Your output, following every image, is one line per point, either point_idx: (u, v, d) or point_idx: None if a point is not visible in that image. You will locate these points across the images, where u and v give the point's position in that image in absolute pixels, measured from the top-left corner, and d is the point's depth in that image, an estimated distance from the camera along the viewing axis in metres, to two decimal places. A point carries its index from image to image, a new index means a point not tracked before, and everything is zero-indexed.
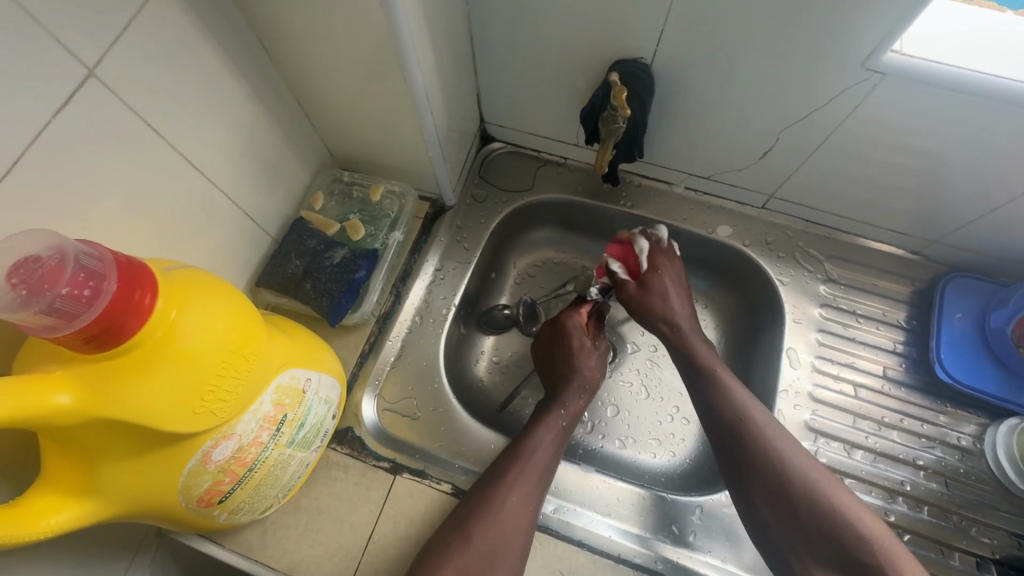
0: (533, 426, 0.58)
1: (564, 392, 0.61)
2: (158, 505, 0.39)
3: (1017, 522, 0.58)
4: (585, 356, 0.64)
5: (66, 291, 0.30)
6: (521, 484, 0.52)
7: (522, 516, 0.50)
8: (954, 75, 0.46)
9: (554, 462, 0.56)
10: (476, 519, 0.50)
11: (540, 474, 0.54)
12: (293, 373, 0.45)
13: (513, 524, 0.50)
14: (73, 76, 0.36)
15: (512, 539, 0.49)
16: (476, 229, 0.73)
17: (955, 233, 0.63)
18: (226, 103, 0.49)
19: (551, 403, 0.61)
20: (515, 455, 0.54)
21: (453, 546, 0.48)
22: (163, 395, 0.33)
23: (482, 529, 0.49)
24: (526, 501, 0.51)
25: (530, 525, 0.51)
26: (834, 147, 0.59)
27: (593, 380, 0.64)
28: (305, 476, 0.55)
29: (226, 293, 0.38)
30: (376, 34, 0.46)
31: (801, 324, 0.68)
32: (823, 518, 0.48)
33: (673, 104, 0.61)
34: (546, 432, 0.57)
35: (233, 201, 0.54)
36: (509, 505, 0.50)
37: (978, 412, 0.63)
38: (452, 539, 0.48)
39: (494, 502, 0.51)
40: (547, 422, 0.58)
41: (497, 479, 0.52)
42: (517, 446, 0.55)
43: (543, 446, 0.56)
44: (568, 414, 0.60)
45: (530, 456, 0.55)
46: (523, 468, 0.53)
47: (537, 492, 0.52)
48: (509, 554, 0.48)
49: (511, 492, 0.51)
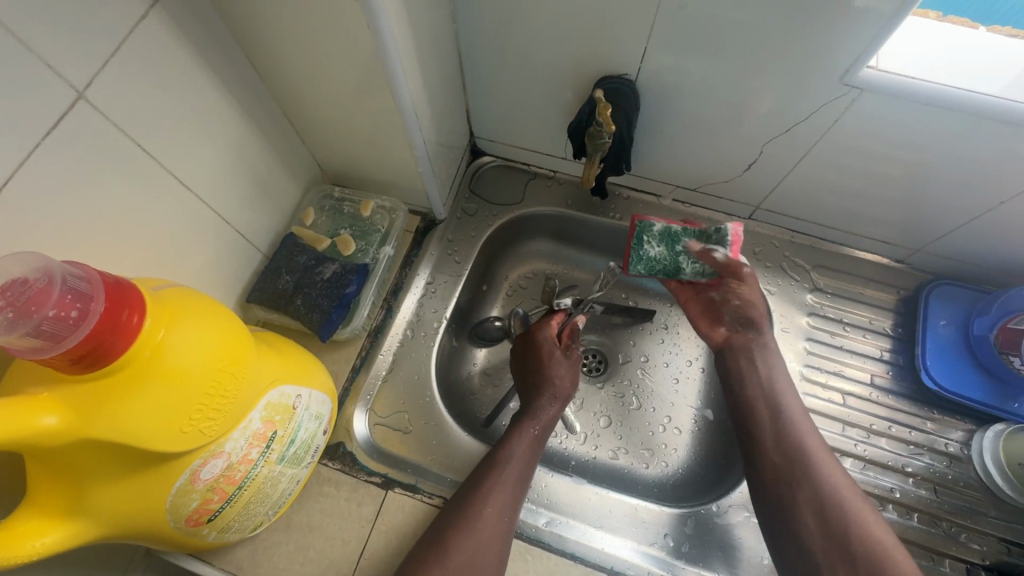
0: (509, 435, 0.58)
1: (536, 401, 0.61)
2: (145, 525, 0.39)
3: (1007, 528, 0.58)
4: (556, 364, 0.64)
5: (53, 313, 0.30)
6: (498, 494, 0.52)
7: (498, 528, 0.50)
8: (929, 89, 0.47)
9: (529, 473, 0.56)
10: (453, 532, 0.49)
11: (515, 484, 0.54)
12: (283, 389, 0.45)
13: (490, 536, 0.50)
14: (62, 99, 0.36)
15: (488, 552, 0.49)
16: (467, 242, 0.74)
17: (938, 242, 0.65)
18: (216, 121, 0.50)
19: (525, 413, 0.61)
20: (490, 465, 0.54)
21: (432, 558, 0.47)
22: (151, 414, 0.33)
23: (458, 541, 0.48)
24: (502, 511, 0.51)
25: (506, 536, 0.51)
26: (817, 158, 0.60)
27: (566, 387, 0.64)
28: (296, 493, 0.55)
29: (215, 311, 0.38)
30: (366, 54, 0.47)
31: (790, 333, 0.69)
32: (860, 539, 0.48)
33: (660, 118, 0.62)
34: (520, 441, 0.57)
35: (223, 218, 0.54)
36: (485, 517, 0.50)
37: (965, 418, 0.63)
38: (430, 552, 0.48)
39: (470, 512, 0.50)
40: (522, 432, 0.58)
41: (473, 491, 0.52)
42: (492, 459, 0.55)
43: (518, 456, 0.56)
44: (542, 422, 0.60)
45: (506, 465, 0.54)
46: (499, 479, 0.53)
47: (513, 504, 0.52)
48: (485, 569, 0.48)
49: (487, 502, 0.51)
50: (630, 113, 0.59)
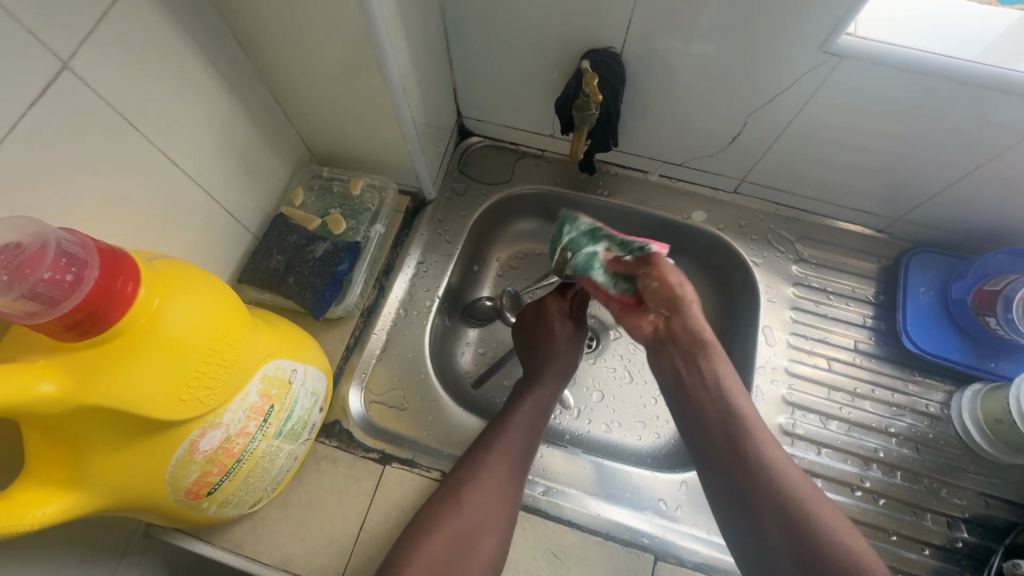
0: (515, 400, 0.60)
1: (543, 369, 0.63)
2: (146, 497, 0.39)
3: (986, 482, 0.61)
4: (556, 342, 0.64)
5: (48, 276, 0.30)
6: (505, 453, 0.55)
7: (507, 484, 0.53)
8: (907, 56, 0.48)
9: (535, 431, 0.58)
10: (465, 489, 0.52)
11: (522, 442, 0.56)
12: (278, 363, 0.46)
13: (499, 491, 0.52)
14: (47, 70, 0.36)
15: (499, 506, 0.52)
16: (458, 221, 0.74)
17: (917, 210, 0.66)
18: (202, 99, 0.50)
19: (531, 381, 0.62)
20: (499, 428, 0.57)
21: (444, 514, 0.50)
22: (148, 382, 0.33)
23: (471, 498, 0.51)
24: (511, 472, 0.54)
25: (515, 492, 0.53)
26: (799, 130, 0.61)
27: (568, 359, 0.64)
28: (293, 470, 0.55)
29: (209, 283, 0.38)
30: (353, 28, 0.47)
31: (776, 303, 0.70)
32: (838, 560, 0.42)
33: (646, 93, 0.63)
34: (525, 404, 0.59)
35: (212, 197, 0.54)
36: (495, 476, 0.53)
37: (945, 379, 0.65)
38: (442, 506, 0.51)
39: (480, 470, 0.53)
40: (529, 396, 0.60)
41: (483, 452, 0.55)
42: (499, 421, 0.58)
43: (523, 417, 0.58)
44: (547, 390, 0.61)
45: (512, 425, 0.57)
46: (506, 439, 0.56)
47: (520, 461, 0.55)
48: (496, 524, 0.51)
49: (496, 459, 0.54)
50: (616, 84, 0.59)
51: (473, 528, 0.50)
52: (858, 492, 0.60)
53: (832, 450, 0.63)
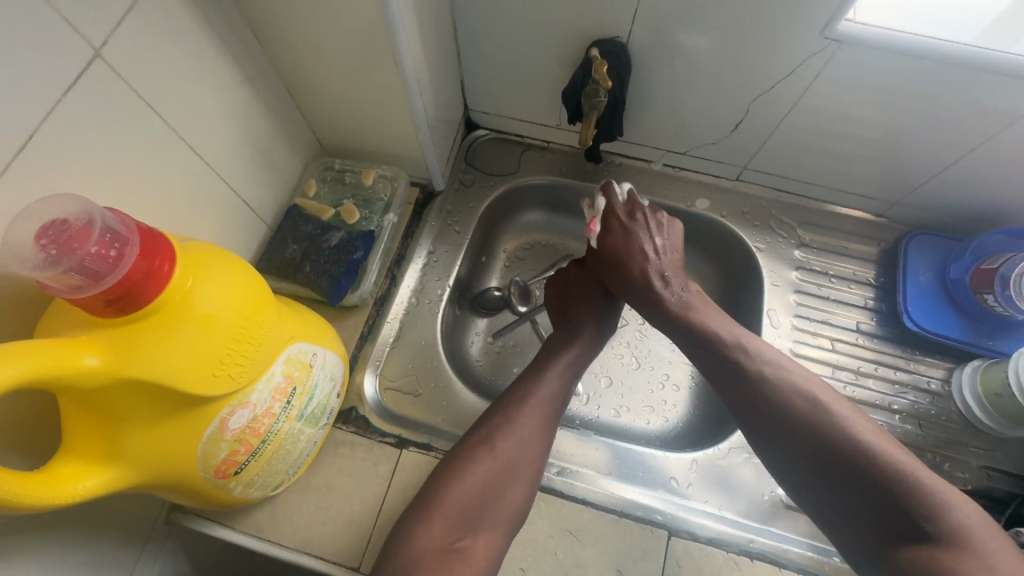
0: (547, 356, 0.62)
1: (579, 324, 0.64)
2: (178, 474, 0.40)
3: (987, 456, 0.62)
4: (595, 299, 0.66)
5: (95, 250, 0.31)
6: (536, 407, 0.56)
7: (537, 437, 0.54)
8: (904, 40, 0.50)
9: (565, 389, 0.59)
10: (498, 436, 0.53)
11: (552, 398, 0.58)
12: (300, 346, 0.47)
13: (529, 442, 0.54)
14: (80, 57, 0.37)
15: (527, 459, 0.53)
16: (466, 212, 0.76)
17: (914, 194, 0.68)
18: (220, 90, 0.51)
19: (566, 337, 0.64)
20: (533, 381, 0.58)
21: (475, 460, 0.52)
22: (184, 357, 0.35)
23: (504, 446, 0.53)
24: (543, 424, 0.55)
25: (543, 448, 0.54)
26: (801, 116, 0.62)
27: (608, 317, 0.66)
28: (312, 454, 0.56)
29: (238, 265, 0.40)
30: (368, 20, 0.48)
31: (779, 287, 0.72)
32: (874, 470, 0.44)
33: (650, 83, 0.64)
34: (557, 361, 0.61)
35: (229, 187, 0.55)
36: (527, 427, 0.54)
37: (945, 357, 0.67)
38: (473, 453, 0.52)
39: (513, 420, 0.55)
40: (562, 353, 0.62)
41: (516, 403, 0.56)
42: (531, 376, 0.59)
43: (554, 374, 0.59)
44: (583, 345, 0.63)
45: (543, 382, 0.58)
46: (540, 393, 0.57)
47: (549, 416, 0.56)
48: (522, 473, 0.52)
49: (528, 413, 0.55)
50: (623, 70, 0.61)
51: (502, 474, 0.52)
52: None
53: None
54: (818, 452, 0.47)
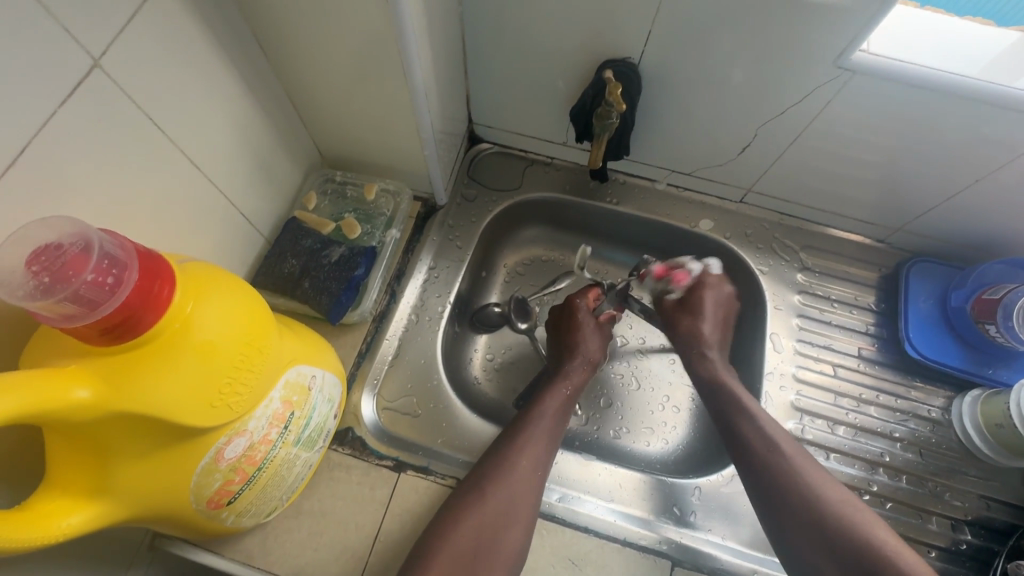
0: (541, 395, 0.62)
1: (568, 363, 0.66)
2: (169, 506, 0.38)
3: (986, 486, 0.62)
4: (583, 335, 0.68)
5: (91, 278, 0.29)
6: (531, 448, 0.55)
7: (533, 479, 0.54)
8: (917, 73, 0.50)
9: (558, 429, 0.59)
10: (489, 480, 0.52)
11: (547, 440, 0.57)
12: (299, 369, 0.45)
13: (523, 487, 0.53)
14: (79, 67, 0.35)
15: (523, 503, 0.52)
16: (469, 228, 0.74)
17: (915, 221, 0.69)
18: (221, 99, 0.49)
19: (556, 374, 0.65)
20: (525, 420, 0.58)
21: (469, 506, 0.51)
22: (181, 388, 0.33)
23: (496, 490, 0.52)
24: (536, 466, 0.54)
25: (539, 489, 0.54)
26: (808, 142, 0.62)
27: (597, 354, 0.67)
28: (307, 478, 0.54)
29: (239, 287, 0.38)
30: (379, 34, 0.46)
31: (782, 310, 0.72)
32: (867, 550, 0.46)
33: (659, 103, 0.64)
34: (550, 401, 0.61)
35: (226, 199, 0.53)
36: (519, 468, 0.54)
37: (945, 385, 0.67)
38: (468, 500, 0.51)
39: (506, 463, 0.54)
40: (552, 393, 0.62)
41: (508, 444, 0.56)
42: (524, 418, 0.59)
43: (547, 414, 0.59)
44: (573, 383, 0.64)
45: (537, 422, 0.58)
46: (532, 433, 0.57)
47: (544, 459, 0.56)
48: (519, 518, 0.51)
49: (522, 455, 0.55)
50: (635, 95, 0.61)
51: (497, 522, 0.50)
52: (866, 496, 0.62)
53: (840, 455, 0.64)
54: (803, 513, 0.50)
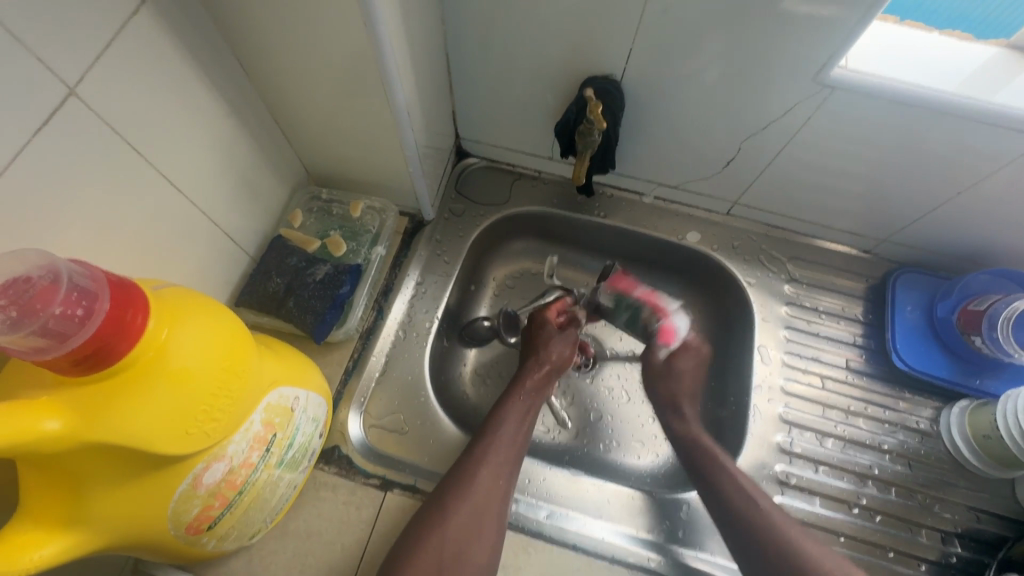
0: (500, 403, 0.61)
1: (524, 369, 0.66)
2: (146, 533, 0.38)
3: (976, 497, 0.62)
4: (547, 343, 0.67)
5: (59, 311, 0.29)
6: (492, 458, 0.55)
7: (495, 489, 0.53)
8: (895, 89, 0.51)
9: (521, 435, 0.59)
10: (451, 495, 0.52)
11: (510, 447, 0.57)
12: (282, 391, 0.44)
13: (487, 499, 0.52)
14: (53, 96, 0.35)
15: (488, 514, 0.52)
16: (456, 242, 0.74)
17: (901, 231, 0.69)
18: (203, 121, 0.49)
19: (513, 381, 0.64)
20: (485, 430, 0.58)
21: (431, 524, 0.50)
22: (155, 415, 0.33)
23: (457, 505, 0.51)
24: (498, 475, 0.54)
25: (504, 497, 0.54)
26: (790, 156, 0.63)
27: (560, 359, 0.67)
28: (292, 499, 0.54)
29: (217, 311, 0.38)
30: (359, 54, 0.47)
31: (770, 322, 0.72)
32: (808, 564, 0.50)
33: (643, 118, 0.64)
34: (510, 407, 0.60)
35: (210, 219, 0.53)
36: (481, 480, 0.53)
37: (933, 396, 0.67)
38: (431, 518, 0.51)
39: (469, 475, 0.53)
40: (510, 401, 0.61)
41: (469, 456, 0.55)
42: (483, 428, 0.58)
43: (509, 421, 0.59)
44: (530, 389, 0.63)
45: (499, 431, 0.58)
46: (491, 443, 0.56)
47: (507, 467, 0.55)
48: (485, 532, 0.51)
49: (484, 466, 0.54)
50: (617, 110, 0.61)
51: (461, 538, 0.50)
52: (855, 509, 0.62)
53: (829, 468, 0.64)
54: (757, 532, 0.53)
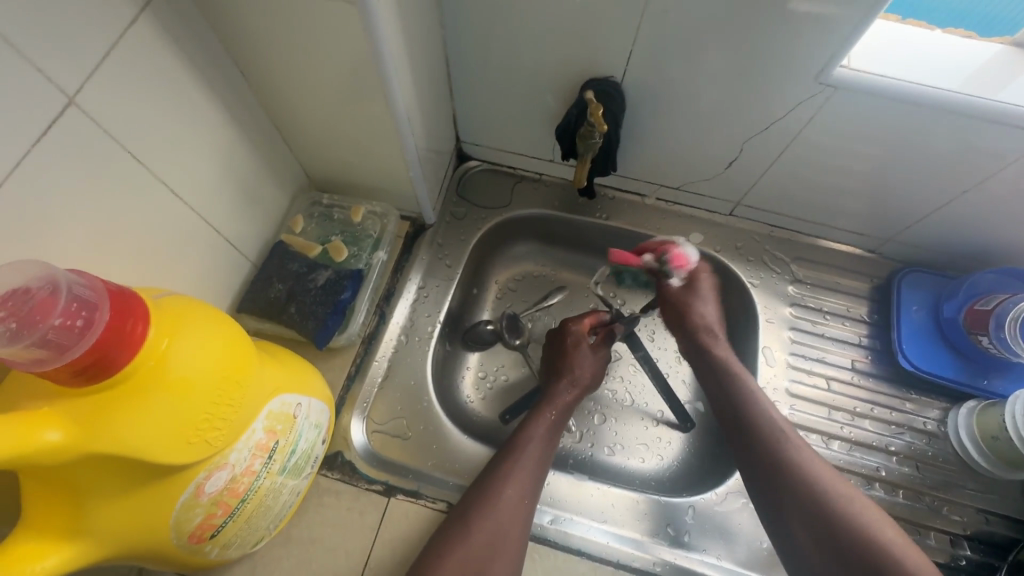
0: (528, 421, 0.61)
1: (554, 386, 0.65)
2: (148, 543, 0.37)
3: (985, 499, 0.62)
4: (579, 360, 0.66)
5: (59, 322, 0.29)
6: (518, 476, 0.54)
7: (520, 509, 0.53)
8: (898, 87, 0.50)
9: (547, 455, 0.58)
10: (474, 513, 0.52)
11: (535, 467, 0.56)
12: (283, 398, 0.44)
13: (511, 519, 0.52)
14: (52, 106, 0.35)
15: (511, 533, 0.51)
16: (458, 246, 0.74)
17: (906, 231, 0.68)
18: (204, 128, 0.49)
19: (543, 400, 0.63)
20: (512, 447, 0.57)
21: (453, 539, 0.50)
22: (157, 425, 0.32)
23: (481, 523, 0.51)
24: (523, 494, 0.54)
25: (527, 516, 0.53)
26: (793, 156, 0.62)
27: (587, 377, 0.66)
28: (295, 506, 0.53)
29: (217, 318, 0.37)
30: (357, 59, 0.47)
31: (774, 323, 0.71)
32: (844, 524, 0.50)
33: (643, 120, 0.64)
34: (539, 426, 0.60)
35: (211, 226, 0.53)
36: (506, 498, 0.53)
37: (940, 397, 0.67)
38: (453, 535, 0.50)
39: (495, 493, 0.53)
40: (537, 419, 0.61)
41: (494, 472, 0.55)
42: (511, 443, 0.58)
43: (536, 441, 0.58)
44: (557, 409, 0.62)
45: (527, 449, 0.57)
46: (518, 460, 0.56)
47: (533, 486, 0.55)
48: (506, 550, 0.50)
49: (512, 485, 0.54)
50: (617, 112, 0.61)
51: (483, 556, 0.49)
52: None
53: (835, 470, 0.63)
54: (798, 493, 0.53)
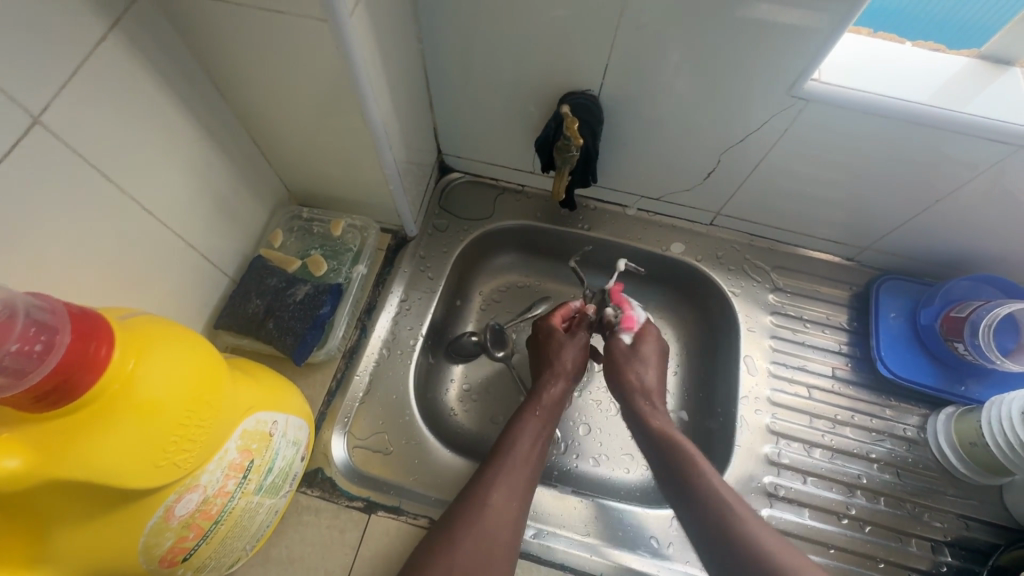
0: (513, 423, 0.60)
1: (538, 384, 0.65)
2: (116, 568, 0.37)
3: (965, 505, 0.62)
4: (562, 351, 0.67)
5: (16, 347, 0.29)
6: (504, 479, 0.54)
7: (508, 513, 0.52)
8: (867, 100, 0.51)
9: (535, 455, 0.58)
10: (459, 522, 0.51)
11: (521, 469, 0.56)
12: (258, 416, 0.44)
13: (500, 524, 0.51)
14: (17, 125, 0.35)
15: (499, 540, 0.51)
16: (441, 258, 0.74)
17: (882, 240, 0.69)
18: (178, 145, 0.49)
19: (528, 400, 0.63)
20: (497, 451, 0.57)
21: (439, 550, 0.49)
22: (123, 449, 0.32)
23: (467, 532, 0.50)
24: (510, 497, 0.53)
25: (518, 522, 0.52)
26: (770, 166, 0.63)
27: (570, 368, 0.66)
28: (273, 525, 0.53)
29: (187, 338, 0.37)
30: (332, 74, 0.47)
31: (755, 332, 0.72)
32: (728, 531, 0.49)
33: (622, 132, 0.65)
34: (524, 426, 0.59)
35: (187, 242, 0.53)
36: (493, 504, 0.52)
37: (919, 403, 0.67)
38: (439, 548, 0.49)
39: (481, 499, 0.52)
40: (523, 419, 0.60)
41: (479, 480, 0.54)
42: (495, 449, 0.57)
43: (521, 442, 0.58)
44: (543, 408, 0.62)
45: (512, 452, 0.57)
46: (502, 464, 0.55)
47: (520, 488, 0.54)
48: (495, 559, 0.50)
49: (498, 489, 0.53)
50: (596, 125, 0.61)
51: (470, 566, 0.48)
52: (845, 520, 0.62)
53: (817, 478, 0.64)
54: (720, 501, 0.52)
